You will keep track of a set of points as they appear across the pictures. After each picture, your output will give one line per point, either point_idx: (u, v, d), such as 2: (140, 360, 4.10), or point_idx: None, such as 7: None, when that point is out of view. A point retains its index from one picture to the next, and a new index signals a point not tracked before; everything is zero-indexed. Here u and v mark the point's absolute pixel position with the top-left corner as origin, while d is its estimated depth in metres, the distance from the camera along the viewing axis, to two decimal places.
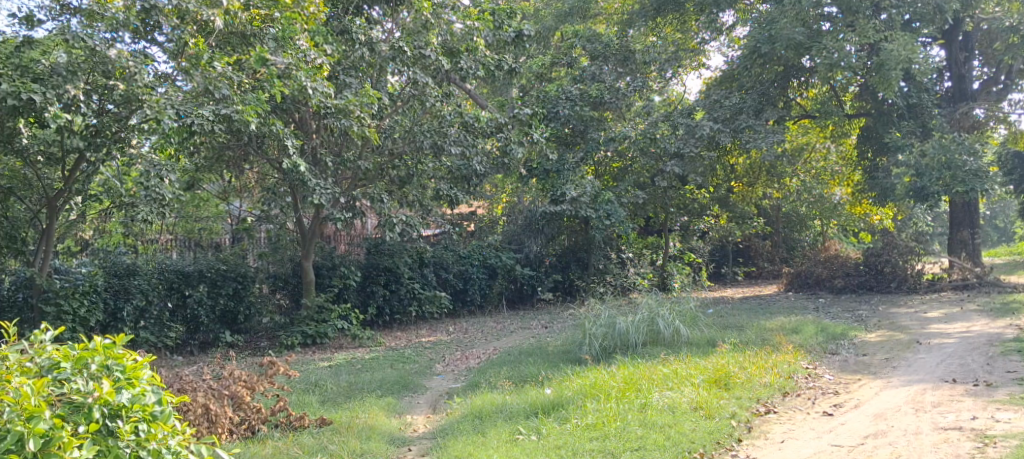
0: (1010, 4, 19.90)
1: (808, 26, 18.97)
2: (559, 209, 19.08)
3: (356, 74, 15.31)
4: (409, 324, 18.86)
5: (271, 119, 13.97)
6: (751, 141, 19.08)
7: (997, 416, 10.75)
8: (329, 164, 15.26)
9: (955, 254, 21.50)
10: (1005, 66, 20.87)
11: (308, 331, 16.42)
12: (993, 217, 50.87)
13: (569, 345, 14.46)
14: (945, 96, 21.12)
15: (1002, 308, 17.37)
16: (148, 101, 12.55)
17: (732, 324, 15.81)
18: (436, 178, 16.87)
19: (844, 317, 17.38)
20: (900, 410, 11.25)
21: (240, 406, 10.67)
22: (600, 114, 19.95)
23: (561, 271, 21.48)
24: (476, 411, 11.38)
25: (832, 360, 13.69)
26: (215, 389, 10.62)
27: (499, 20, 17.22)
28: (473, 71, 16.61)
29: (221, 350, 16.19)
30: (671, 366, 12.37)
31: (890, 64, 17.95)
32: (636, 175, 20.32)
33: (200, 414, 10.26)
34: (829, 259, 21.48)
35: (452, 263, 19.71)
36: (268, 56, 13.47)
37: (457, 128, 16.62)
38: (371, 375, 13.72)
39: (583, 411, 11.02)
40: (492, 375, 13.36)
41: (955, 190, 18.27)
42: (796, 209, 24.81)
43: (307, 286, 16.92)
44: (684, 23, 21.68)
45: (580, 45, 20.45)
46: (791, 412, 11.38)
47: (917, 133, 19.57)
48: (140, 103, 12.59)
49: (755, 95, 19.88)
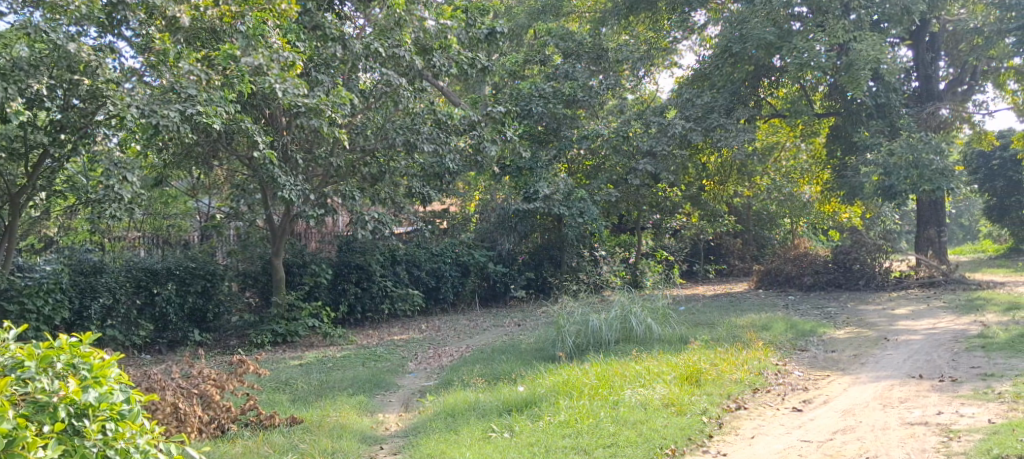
0: (975, 5, 20.41)
1: (778, 26, 19.06)
2: (532, 207, 19.07)
3: (328, 71, 15.23)
4: (381, 321, 18.79)
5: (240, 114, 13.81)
6: (723, 139, 19.16)
7: (962, 411, 10.86)
8: (300, 161, 15.18)
9: (921, 252, 21.70)
10: (970, 67, 21.09)
11: (278, 330, 16.34)
12: (959, 216, 51.63)
13: (542, 343, 14.45)
14: (912, 96, 21.24)
15: (967, 305, 17.57)
16: (112, 97, 12.37)
17: (704, 321, 15.90)
18: (409, 175, 16.81)
19: (813, 314, 17.48)
20: (868, 405, 11.33)
21: (209, 405, 10.60)
22: (573, 112, 19.95)
23: (533, 269, 21.46)
24: (448, 409, 11.35)
25: (801, 357, 13.77)
26: (183, 387, 10.53)
27: (471, 17, 17.26)
28: (446, 68, 16.56)
29: (190, 349, 16.04)
30: (644, 364, 12.41)
31: (859, 63, 18.07)
32: (609, 173, 20.34)
33: (168, 413, 10.22)
34: (799, 256, 21.58)
35: (425, 261, 19.63)
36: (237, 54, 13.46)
37: (430, 125, 16.54)
38: (342, 373, 13.66)
39: (556, 408, 11.03)
40: (466, 372, 13.33)
41: (922, 188, 18.42)
42: (767, 208, 25.01)
43: (278, 284, 16.79)
44: (657, 22, 21.76)
45: (553, 43, 20.39)
46: (761, 407, 11.44)
47: (886, 133, 19.75)
48: (105, 99, 12.46)
49: (727, 94, 19.94)
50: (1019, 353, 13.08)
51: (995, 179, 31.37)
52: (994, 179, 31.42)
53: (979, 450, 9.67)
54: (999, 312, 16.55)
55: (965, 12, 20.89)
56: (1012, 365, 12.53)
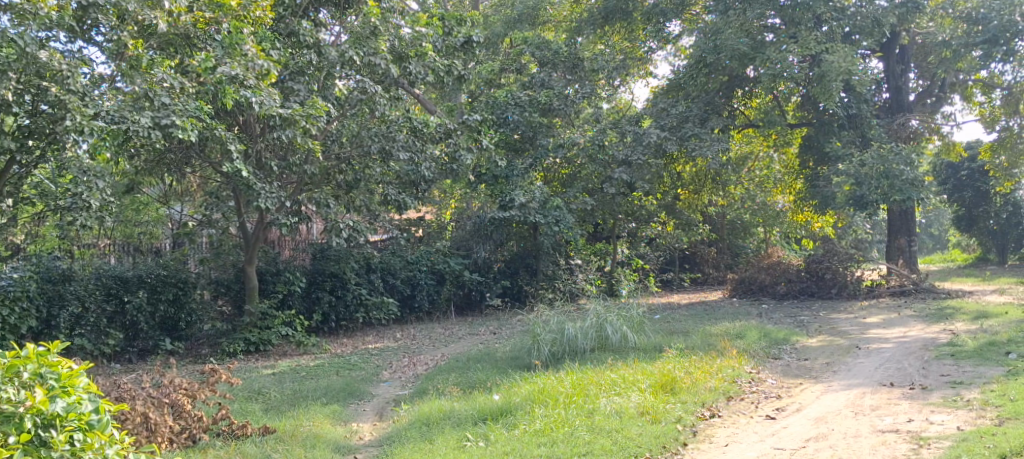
0: (943, 19, 20.46)
1: (751, 37, 19.32)
2: (508, 215, 19.07)
3: (304, 79, 15.11)
4: (356, 330, 18.70)
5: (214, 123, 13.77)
6: (698, 148, 19.26)
7: (931, 418, 10.94)
8: (274, 169, 15.08)
9: (892, 261, 21.85)
10: (940, 80, 21.37)
11: (251, 338, 16.24)
12: (927, 225, 52.33)
13: (517, 351, 14.44)
14: (883, 107, 21.45)
15: (937, 313, 17.73)
16: (73, 109, 12.15)
17: (678, 330, 15.93)
18: (384, 183, 16.66)
19: (785, 322, 17.55)
20: (840, 413, 11.39)
21: (180, 414, 10.52)
22: (549, 121, 19.96)
23: (509, 277, 21.42)
24: (423, 418, 11.32)
25: (774, 365, 13.83)
26: (155, 397, 10.36)
27: (448, 25, 17.20)
28: (422, 76, 16.48)
29: (161, 358, 15.89)
30: (619, 372, 12.41)
31: (830, 75, 18.20)
32: (585, 181, 20.39)
33: (138, 423, 10.00)
34: (772, 265, 21.69)
35: (400, 269, 19.55)
36: (212, 62, 13.33)
37: (406, 133, 16.50)
38: (315, 382, 13.58)
39: (531, 416, 11.01)
40: (441, 381, 13.27)
41: (892, 198, 18.56)
42: (740, 217, 25.14)
43: (251, 292, 16.67)
44: (632, 32, 21.83)
45: (529, 52, 20.30)
46: (735, 416, 11.46)
47: (857, 143, 19.92)
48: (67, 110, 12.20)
49: (701, 104, 20.08)
50: (987, 361, 13.20)
51: (963, 190, 31.63)
52: (963, 189, 31.66)
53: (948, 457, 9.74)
54: (968, 320, 16.70)
55: (933, 25, 21.22)
56: (981, 373, 12.65)
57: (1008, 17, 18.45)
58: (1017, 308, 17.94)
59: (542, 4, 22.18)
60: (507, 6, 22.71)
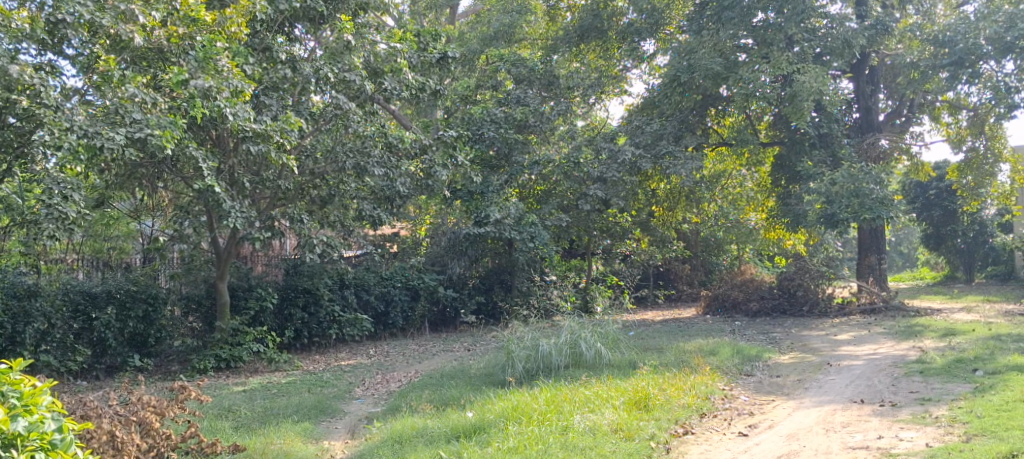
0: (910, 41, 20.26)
1: (725, 56, 19.45)
2: (483, 231, 19.06)
3: (277, 94, 15.17)
4: (329, 347, 18.58)
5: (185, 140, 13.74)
6: (671, 167, 19.42)
7: (901, 435, 10.99)
8: (247, 185, 14.99)
9: (862, 279, 22.00)
10: (908, 100, 21.49)
11: (222, 355, 16.12)
12: (897, 244, 53.14)
13: (491, 368, 14.40)
14: (853, 127, 21.61)
15: (907, 331, 17.87)
16: (47, 121, 12.19)
17: (652, 346, 15.94)
18: (358, 198, 16.60)
19: (758, 339, 17.61)
20: (811, 430, 11.42)
21: (148, 432, 10.29)
22: (524, 137, 19.97)
23: (483, 293, 21.37)
24: (395, 436, 11.26)
25: (747, 382, 13.86)
26: (121, 414, 10.27)
27: (424, 41, 17.14)
28: (397, 92, 16.42)
29: (129, 375, 15.71)
30: (593, 389, 12.40)
31: (802, 95, 18.36)
32: (559, 198, 20.38)
33: (104, 442, 9.80)
34: (745, 282, 21.80)
35: (373, 285, 19.48)
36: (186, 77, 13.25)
37: (381, 148, 16.44)
38: (287, 400, 13.48)
39: (505, 433, 10.97)
40: (414, 398, 13.22)
41: (863, 217, 18.68)
42: (714, 234, 25.31)
43: (221, 308, 16.55)
44: (607, 50, 21.94)
45: (505, 69, 20.45)
46: (708, 432, 11.47)
47: (828, 163, 20.08)
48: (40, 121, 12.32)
49: (675, 122, 20.23)
50: (956, 378, 13.31)
51: (931, 208, 32.16)
52: (931, 208, 32.23)
53: None
54: (936, 338, 16.82)
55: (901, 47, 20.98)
56: (950, 389, 12.74)
57: (973, 40, 18.80)
58: (985, 326, 18.11)
59: (519, 21, 22.26)
60: (484, 23, 22.76)
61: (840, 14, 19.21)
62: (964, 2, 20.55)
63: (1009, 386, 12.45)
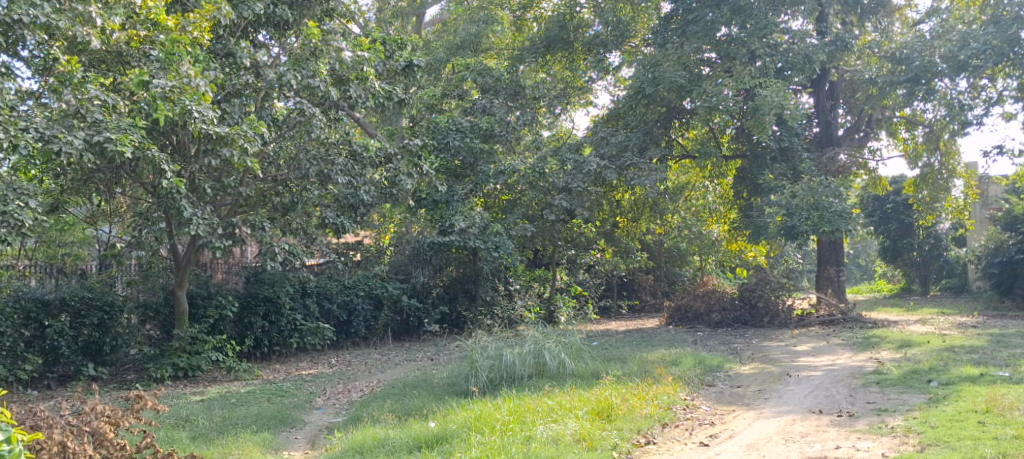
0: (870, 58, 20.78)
1: (689, 69, 19.60)
2: (447, 240, 19.04)
3: (239, 100, 14.98)
4: (289, 356, 18.45)
5: (147, 143, 13.42)
6: (636, 178, 19.53)
7: (858, 445, 11.08)
8: (207, 191, 14.83)
9: (822, 290, 22.22)
10: (867, 115, 21.73)
11: (179, 364, 15.93)
12: (855, 256, 54.09)
13: (454, 377, 14.36)
14: (813, 141, 21.87)
15: (864, 342, 18.03)
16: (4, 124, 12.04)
17: (615, 357, 15.96)
18: (322, 205, 16.57)
19: (720, 350, 17.71)
20: (771, 440, 11.49)
21: (101, 443, 10.11)
22: (490, 146, 19.83)
23: (447, 302, 21.31)
24: (356, 446, 11.17)
25: (709, 392, 13.91)
26: (73, 425, 10.07)
27: (389, 49, 16.95)
28: (362, 100, 16.25)
29: (82, 385, 15.46)
30: (556, 399, 12.39)
31: (764, 108, 18.53)
32: (524, 208, 20.39)
33: (54, 453, 9.59)
34: (707, 292, 21.92)
35: (335, 293, 19.34)
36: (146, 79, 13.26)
37: (345, 156, 16.29)
38: (246, 409, 13.34)
39: (467, 444, 10.91)
40: (375, 408, 13.14)
41: (822, 230, 18.80)
42: (677, 245, 25.49)
43: (180, 317, 16.36)
44: (574, 61, 22.02)
45: (471, 78, 20.36)
46: (670, 442, 11.49)
47: (789, 176, 20.25)
48: None
49: (640, 134, 20.31)
50: (912, 388, 13.44)
51: (888, 222, 32.58)
52: (889, 221, 32.62)
53: None
54: (893, 349, 16.99)
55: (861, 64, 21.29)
56: (905, 400, 12.86)
57: (929, 58, 19.09)
58: (939, 337, 18.31)
59: (486, 31, 22.23)
60: (450, 32, 22.73)
61: (801, 30, 19.38)
62: (920, 20, 20.86)
63: (962, 397, 12.59)
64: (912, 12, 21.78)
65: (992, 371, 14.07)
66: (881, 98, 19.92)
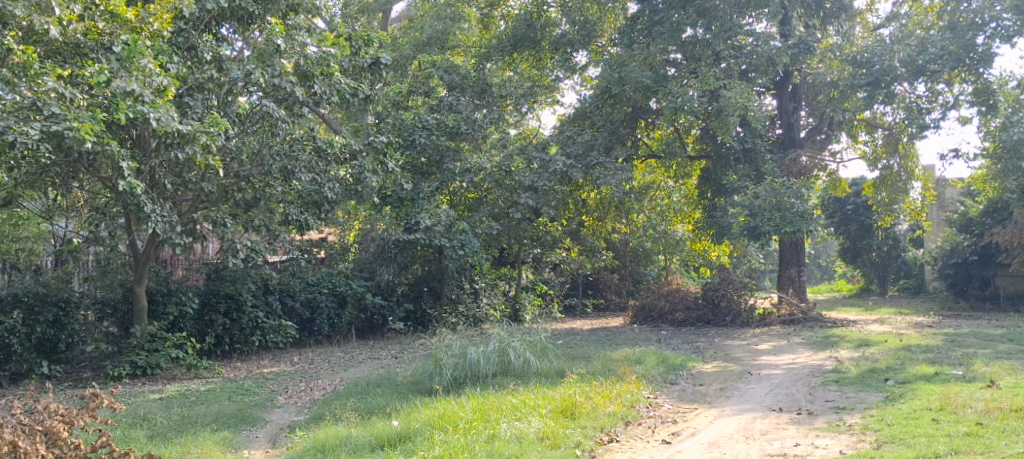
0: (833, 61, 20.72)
1: (655, 70, 19.67)
2: (412, 238, 18.99)
3: (202, 95, 14.96)
4: (251, 354, 18.31)
5: (107, 138, 13.31)
6: (602, 177, 19.61)
7: (816, 443, 11.16)
8: (168, 186, 14.66)
9: (782, 290, 22.40)
10: (828, 117, 21.85)
11: (138, 362, 15.75)
12: (815, 256, 54.79)
13: (418, 375, 14.32)
14: (775, 142, 22.07)
15: (823, 341, 18.18)
16: None
17: (580, 355, 15.98)
18: (284, 202, 16.37)
19: (683, 348, 17.80)
20: (731, 437, 11.55)
21: (54, 443, 9.98)
22: (456, 144, 19.88)
23: (412, 300, 21.23)
24: (318, 445, 11.11)
25: (672, 390, 13.97)
26: (26, 424, 9.90)
27: (355, 45, 16.78)
28: (327, 96, 15.92)
29: (35, 383, 15.24)
30: (520, 397, 12.39)
31: (728, 110, 18.60)
32: (490, 206, 20.35)
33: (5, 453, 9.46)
34: (671, 291, 22.03)
35: (299, 290, 19.21)
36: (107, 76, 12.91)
37: (309, 152, 16.30)
38: (206, 408, 13.21)
39: (430, 442, 10.88)
40: (338, 407, 13.07)
41: (784, 230, 18.94)
42: (642, 244, 25.63)
43: (138, 314, 16.19)
44: (540, 60, 22.04)
45: (437, 75, 20.22)
46: (632, 440, 11.51)
47: (752, 177, 20.41)
48: None
49: (606, 133, 20.43)
50: (869, 387, 13.57)
51: (848, 223, 32.87)
52: (848, 222, 32.89)
53: None
54: (852, 348, 17.16)
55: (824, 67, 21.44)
56: (863, 398, 12.98)
57: (889, 61, 19.26)
58: (897, 337, 18.51)
59: (452, 28, 22.19)
60: (417, 29, 22.67)
61: (765, 33, 19.51)
62: (880, 25, 21.08)
63: (918, 395, 12.73)
64: (872, 16, 21.99)
65: (947, 370, 14.25)
66: (842, 102, 20.04)
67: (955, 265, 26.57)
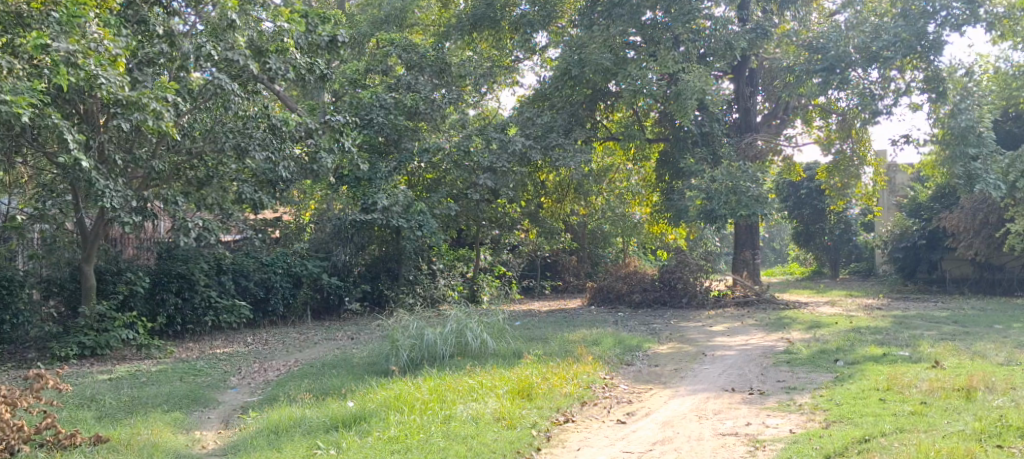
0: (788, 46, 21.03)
1: (614, 52, 19.67)
2: (370, 217, 18.86)
3: (152, 69, 14.81)
4: (204, 334, 18.08)
5: (48, 109, 13.13)
6: (561, 158, 19.62)
7: (767, 422, 11.28)
8: (118, 162, 14.56)
9: (737, 272, 22.57)
10: (784, 102, 22.10)
11: (86, 342, 15.50)
12: (770, 239, 55.43)
13: (375, 357, 14.25)
14: (732, 127, 22.15)
15: (776, 323, 18.39)
16: None
17: (537, 337, 16.00)
18: (238, 181, 16.31)
19: (639, 330, 17.91)
20: (685, 417, 11.64)
21: None
22: (414, 124, 19.72)
23: (369, 281, 21.12)
24: (272, 426, 11.04)
25: (628, 371, 14.03)
26: None
27: (312, 22, 16.50)
28: (282, 72, 15.65)
29: None
30: (476, 378, 12.39)
31: (686, 93, 18.69)
32: (449, 187, 20.27)
33: None
34: (629, 274, 22.14)
35: (253, 270, 18.96)
36: (45, 41, 12.49)
37: (263, 130, 16.09)
38: (157, 388, 13.08)
39: (386, 423, 10.85)
40: (292, 387, 12.99)
41: (739, 214, 19.09)
42: (601, 227, 25.73)
43: (87, 293, 15.92)
44: (499, 40, 21.83)
45: (396, 53, 20.09)
46: (588, 420, 11.56)
47: (709, 160, 20.58)
48: None
49: (566, 115, 20.45)
50: (819, 368, 13.73)
51: (802, 207, 33.17)
52: (802, 207, 33.18)
53: None
54: (803, 330, 17.38)
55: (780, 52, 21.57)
56: (813, 379, 13.14)
57: (844, 48, 19.43)
58: (847, 319, 18.77)
59: (410, 6, 22.03)
60: (375, 7, 22.46)
61: (723, 16, 19.54)
62: (836, 11, 21.25)
63: (866, 375, 12.92)
64: (828, 3, 22.10)
65: (894, 351, 14.45)
66: (797, 86, 20.23)
67: (905, 250, 26.97)
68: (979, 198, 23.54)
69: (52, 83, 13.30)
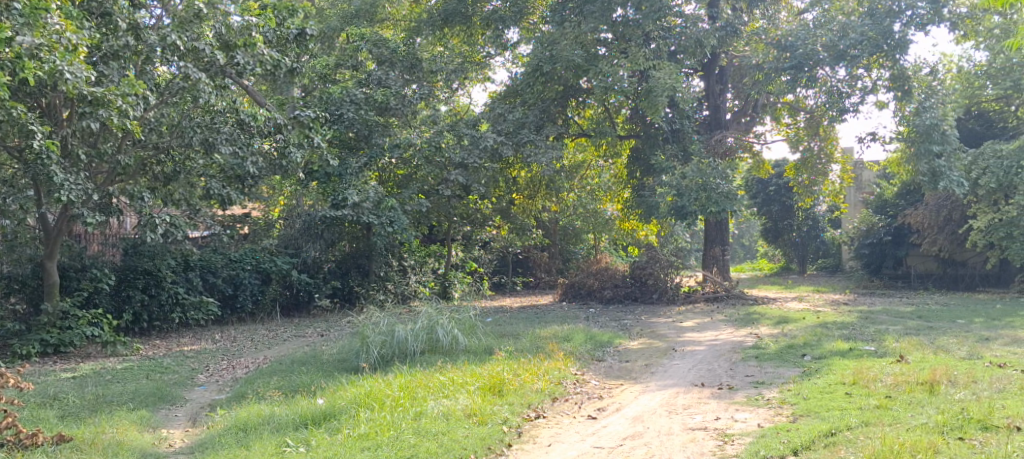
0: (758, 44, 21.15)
1: (585, 49, 19.66)
2: (340, 213, 18.80)
3: (118, 63, 14.46)
4: (170, 331, 17.97)
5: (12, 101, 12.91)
6: (533, 154, 19.60)
7: (736, 416, 11.34)
8: (82, 156, 14.36)
9: (706, 269, 22.67)
10: (753, 100, 22.19)
11: (49, 340, 15.33)
12: (738, 236, 55.66)
13: (345, 353, 14.17)
14: (702, 124, 22.26)
15: (745, 319, 18.47)
16: None
17: (508, 333, 15.99)
18: (206, 176, 16.14)
19: (610, 325, 17.95)
20: (654, 412, 11.66)
21: None
22: (384, 120, 19.64)
23: (340, 277, 20.98)
24: (240, 424, 10.95)
25: (599, 367, 14.04)
26: None
27: (280, 16, 16.21)
28: (250, 67, 15.48)
29: None
30: (447, 374, 12.36)
31: (658, 90, 18.71)
32: (420, 183, 20.15)
33: None
34: (600, 270, 22.16)
35: (221, 267, 18.80)
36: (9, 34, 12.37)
37: (231, 125, 16.04)
38: (123, 386, 12.95)
39: (356, 420, 10.80)
40: (260, 385, 12.88)
41: (709, 210, 19.17)
42: (572, 223, 25.75)
43: (49, 290, 15.71)
44: (471, 36, 21.90)
45: (367, 48, 19.98)
46: (558, 416, 11.55)
47: (679, 157, 20.68)
48: None
49: (537, 111, 20.40)
50: (787, 362, 13.82)
51: (771, 203, 33.34)
52: (771, 203, 33.35)
53: (748, 452, 10.07)
54: (771, 325, 17.48)
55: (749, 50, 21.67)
56: (780, 373, 13.23)
57: (812, 46, 19.54)
58: (814, 314, 18.92)
59: (381, 1, 21.91)
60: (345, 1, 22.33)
61: (693, 14, 19.59)
62: (804, 9, 21.37)
63: (832, 370, 13.02)
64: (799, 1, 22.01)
65: (860, 346, 14.57)
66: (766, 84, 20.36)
67: (872, 246, 27.20)
68: (943, 195, 23.82)
69: (14, 74, 13.05)
